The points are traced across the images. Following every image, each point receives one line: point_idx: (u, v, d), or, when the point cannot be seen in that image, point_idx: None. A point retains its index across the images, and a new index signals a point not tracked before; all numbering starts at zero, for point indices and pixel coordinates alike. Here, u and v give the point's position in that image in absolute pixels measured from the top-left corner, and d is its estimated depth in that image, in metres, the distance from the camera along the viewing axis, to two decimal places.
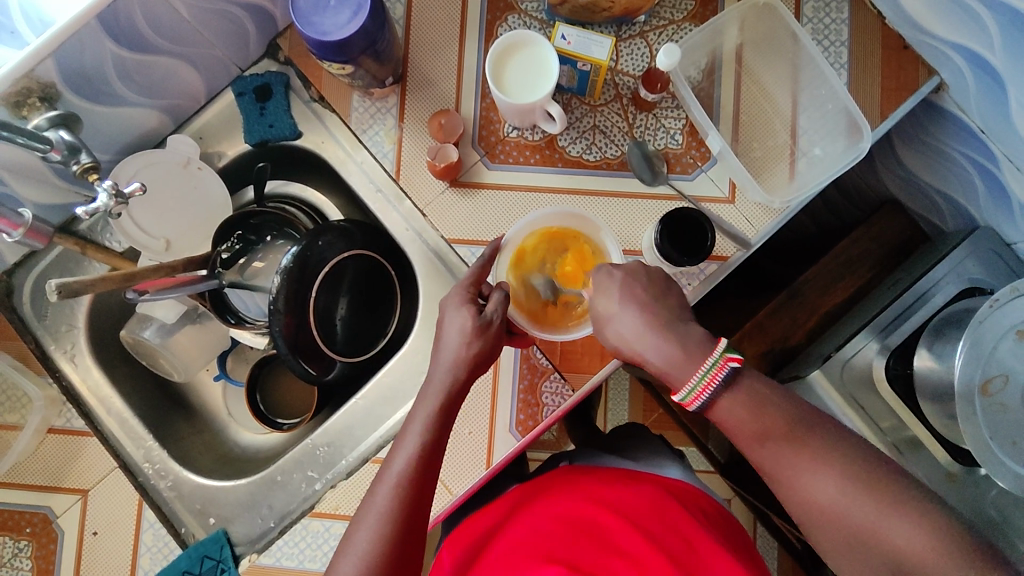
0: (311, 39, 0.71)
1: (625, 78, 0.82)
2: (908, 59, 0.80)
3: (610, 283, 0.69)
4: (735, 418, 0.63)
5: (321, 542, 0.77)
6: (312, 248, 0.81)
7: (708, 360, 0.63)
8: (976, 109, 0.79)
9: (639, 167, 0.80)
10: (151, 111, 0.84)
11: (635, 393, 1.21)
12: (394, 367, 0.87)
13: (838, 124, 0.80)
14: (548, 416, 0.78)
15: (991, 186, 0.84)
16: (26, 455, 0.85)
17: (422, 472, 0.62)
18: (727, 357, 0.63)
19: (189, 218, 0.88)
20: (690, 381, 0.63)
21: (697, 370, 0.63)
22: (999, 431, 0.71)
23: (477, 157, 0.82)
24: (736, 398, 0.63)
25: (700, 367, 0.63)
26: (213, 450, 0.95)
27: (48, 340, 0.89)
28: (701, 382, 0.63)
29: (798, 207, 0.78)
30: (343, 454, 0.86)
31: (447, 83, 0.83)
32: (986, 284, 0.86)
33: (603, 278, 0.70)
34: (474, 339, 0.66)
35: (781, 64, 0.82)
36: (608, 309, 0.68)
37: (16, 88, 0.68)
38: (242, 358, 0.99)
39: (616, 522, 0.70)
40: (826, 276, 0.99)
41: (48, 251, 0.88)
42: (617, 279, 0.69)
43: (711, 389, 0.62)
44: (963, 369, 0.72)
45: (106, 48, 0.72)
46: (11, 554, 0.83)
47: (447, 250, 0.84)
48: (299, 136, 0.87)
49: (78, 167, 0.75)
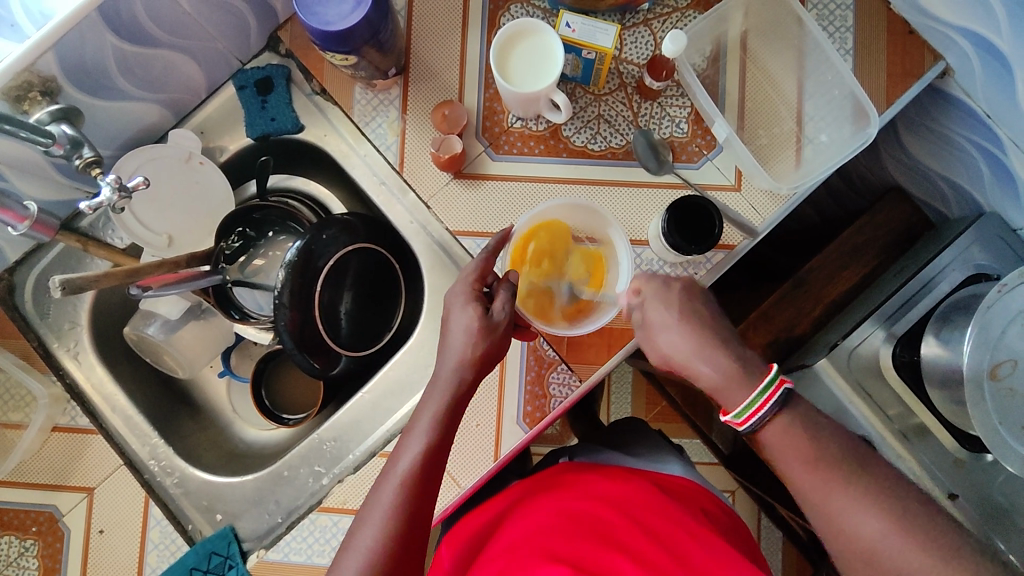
0: (313, 29, 0.70)
1: (629, 66, 0.81)
2: (914, 44, 0.80)
3: (664, 291, 0.71)
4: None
5: (329, 537, 0.77)
6: (315, 242, 0.80)
7: (764, 379, 0.65)
8: (982, 94, 0.79)
9: (645, 156, 0.79)
10: (153, 106, 0.83)
11: (638, 384, 1.21)
12: (400, 361, 0.86)
13: (843, 111, 0.80)
14: (556, 408, 0.78)
15: (997, 171, 0.84)
16: (31, 454, 0.84)
17: (427, 469, 0.62)
18: (782, 378, 0.64)
19: (191, 215, 0.87)
20: (748, 398, 0.65)
21: (753, 389, 0.65)
22: (1007, 416, 0.71)
23: (481, 149, 0.81)
24: (763, 407, 0.64)
25: (756, 387, 0.65)
26: (218, 446, 0.94)
27: (51, 338, 0.88)
28: (758, 400, 0.64)
29: (805, 193, 0.77)
30: (350, 449, 0.86)
31: (450, 73, 0.82)
32: (992, 270, 0.85)
33: (658, 287, 0.71)
34: (480, 339, 0.66)
35: (785, 52, 0.82)
36: (658, 314, 0.70)
37: (16, 82, 0.67)
38: (246, 354, 0.98)
39: (622, 520, 0.70)
40: (831, 264, 0.98)
41: (51, 248, 0.87)
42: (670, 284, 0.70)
43: (768, 408, 0.64)
44: (972, 356, 0.71)
45: (106, 41, 0.71)
46: (17, 553, 0.82)
47: (452, 243, 0.84)
48: (301, 129, 0.86)
49: (82, 161, 0.73)
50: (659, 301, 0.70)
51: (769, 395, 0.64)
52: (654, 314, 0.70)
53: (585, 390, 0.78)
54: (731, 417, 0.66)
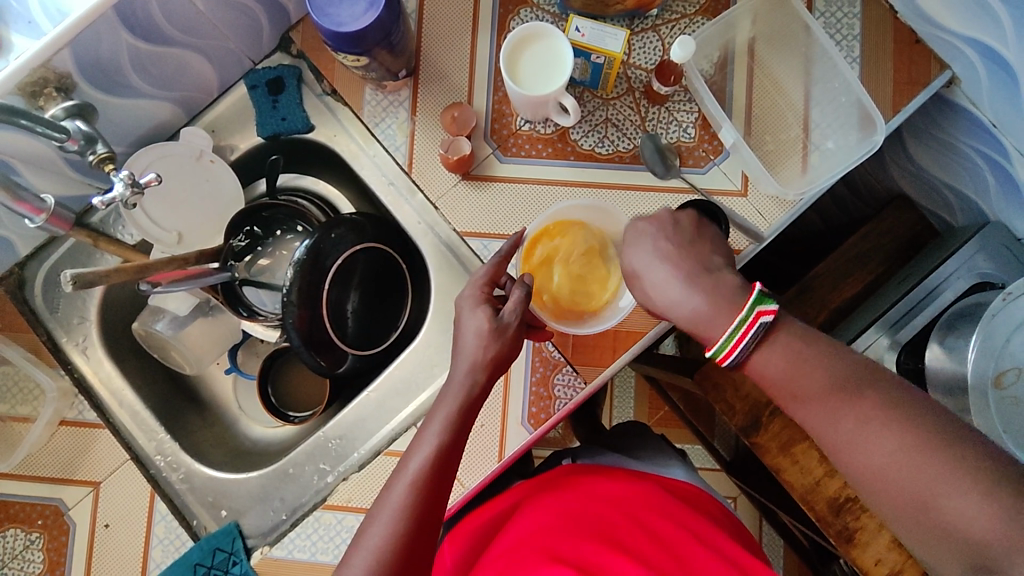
0: (325, 30, 0.71)
1: (637, 71, 0.82)
2: (920, 53, 0.80)
3: (639, 237, 0.69)
4: (771, 368, 0.60)
5: (333, 534, 0.77)
6: (324, 241, 0.81)
7: (739, 314, 0.60)
8: (988, 103, 0.79)
9: (652, 159, 0.79)
10: (165, 104, 0.84)
11: (642, 387, 1.24)
12: (407, 359, 0.87)
13: (850, 118, 0.80)
14: (560, 410, 0.78)
15: (1002, 181, 0.84)
16: (37, 448, 0.85)
17: (439, 473, 0.61)
18: (760, 310, 0.60)
19: (201, 213, 0.88)
20: (724, 334, 0.61)
21: (730, 324, 0.61)
22: (1012, 423, 0.72)
23: (489, 151, 0.82)
24: (758, 342, 0.60)
25: (732, 321, 0.61)
26: (224, 443, 0.95)
27: (60, 332, 0.89)
28: (735, 336, 0.60)
29: (811, 199, 0.78)
30: (355, 447, 0.86)
31: (459, 75, 0.83)
32: (996, 279, 0.85)
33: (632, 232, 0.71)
34: (491, 342, 0.65)
35: (792, 59, 0.83)
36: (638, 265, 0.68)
37: (31, 78, 0.68)
38: (253, 352, 0.99)
39: (627, 525, 0.69)
40: (834, 271, 0.96)
41: (63, 243, 0.89)
42: (645, 231, 0.69)
43: (746, 342, 0.60)
44: (976, 364, 0.72)
45: (121, 39, 0.72)
46: (22, 546, 0.83)
47: (459, 244, 0.85)
48: (311, 129, 0.87)
49: (95, 157, 0.72)
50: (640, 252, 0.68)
51: (747, 329, 0.60)
52: (635, 265, 0.69)
53: (589, 392, 0.78)
54: (712, 352, 0.62)
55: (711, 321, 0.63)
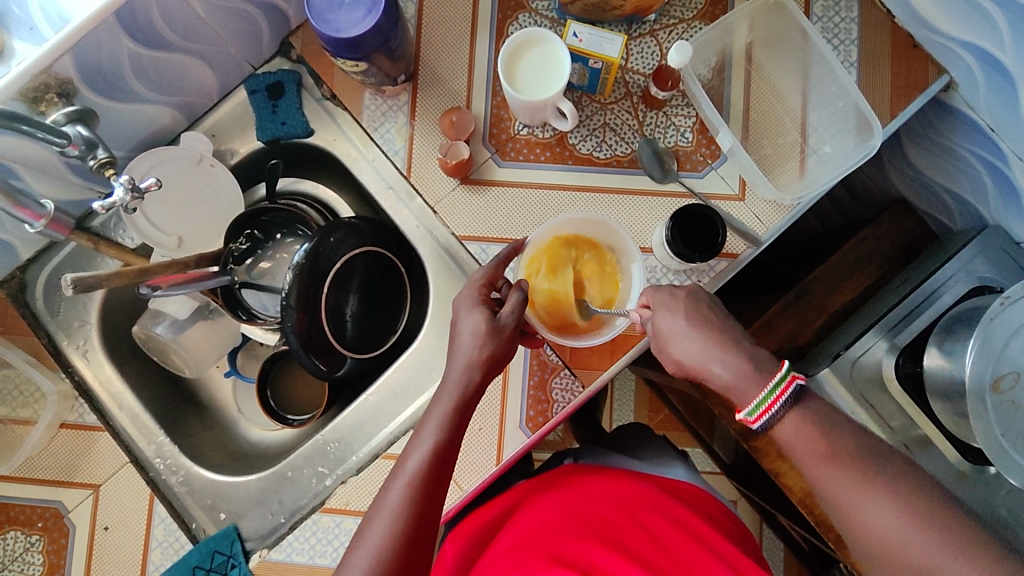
0: (325, 36, 0.71)
1: (635, 76, 0.82)
2: (917, 57, 0.81)
3: (674, 301, 0.69)
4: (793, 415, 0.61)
5: (331, 537, 0.78)
6: (323, 245, 0.81)
7: (773, 379, 0.63)
8: (985, 107, 0.79)
9: (650, 164, 0.80)
10: (166, 109, 0.85)
11: (641, 391, 1.23)
12: (406, 363, 0.87)
13: (847, 122, 0.80)
14: (559, 412, 0.78)
15: (1002, 185, 0.84)
16: (37, 451, 0.85)
17: (436, 470, 0.62)
18: (795, 375, 0.63)
19: (200, 216, 0.88)
20: (758, 395, 0.63)
21: (764, 386, 0.63)
22: (1011, 428, 0.71)
23: (488, 155, 0.82)
24: (790, 405, 0.63)
25: (767, 385, 0.63)
26: (223, 446, 0.95)
27: (61, 335, 0.89)
28: (770, 397, 0.62)
29: (809, 203, 0.78)
30: (354, 450, 0.86)
31: (457, 80, 0.84)
32: (996, 283, 0.85)
33: (666, 298, 0.70)
34: (487, 341, 0.66)
35: (790, 63, 0.83)
36: (672, 330, 0.68)
37: (34, 84, 0.69)
38: (252, 354, 0.99)
39: (628, 526, 0.70)
40: (833, 275, 0.97)
41: (63, 247, 0.89)
42: (683, 299, 0.69)
43: (780, 404, 0.62)
44: (973, 368, 0.72)
45: (122, 44, 0.73)
46: (22, 548, 0.83)
47: (458, 248, 0.85)
48: (311, 134, 0.87)
49: (95, 161, 0.73)
50: (667, 310, 0.69)
51: (781, 392, 0.62)
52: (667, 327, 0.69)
53: (588, 396, 0.78)
54: (744, 414, 0.64)
55: (744, 386, 0.64)
